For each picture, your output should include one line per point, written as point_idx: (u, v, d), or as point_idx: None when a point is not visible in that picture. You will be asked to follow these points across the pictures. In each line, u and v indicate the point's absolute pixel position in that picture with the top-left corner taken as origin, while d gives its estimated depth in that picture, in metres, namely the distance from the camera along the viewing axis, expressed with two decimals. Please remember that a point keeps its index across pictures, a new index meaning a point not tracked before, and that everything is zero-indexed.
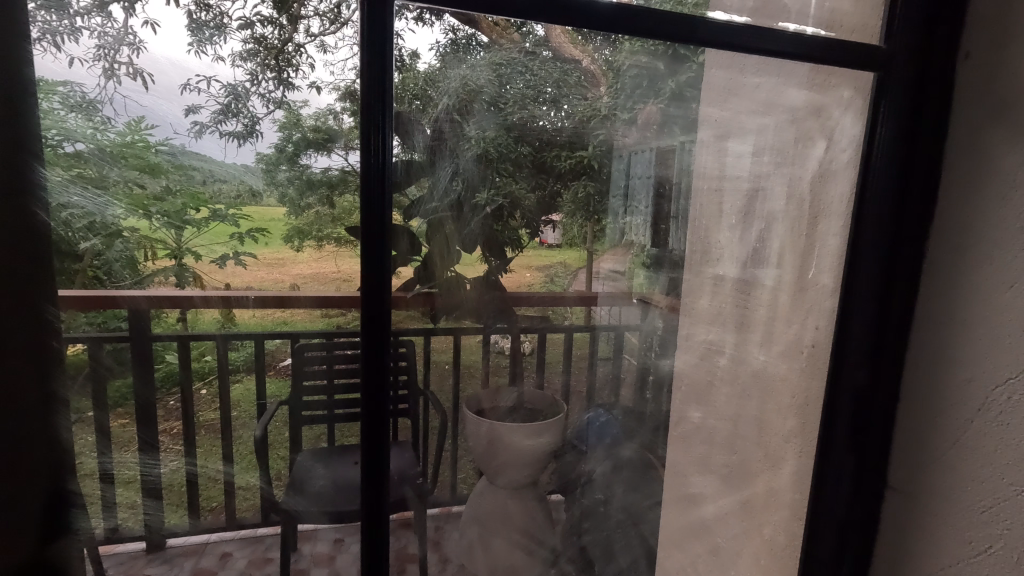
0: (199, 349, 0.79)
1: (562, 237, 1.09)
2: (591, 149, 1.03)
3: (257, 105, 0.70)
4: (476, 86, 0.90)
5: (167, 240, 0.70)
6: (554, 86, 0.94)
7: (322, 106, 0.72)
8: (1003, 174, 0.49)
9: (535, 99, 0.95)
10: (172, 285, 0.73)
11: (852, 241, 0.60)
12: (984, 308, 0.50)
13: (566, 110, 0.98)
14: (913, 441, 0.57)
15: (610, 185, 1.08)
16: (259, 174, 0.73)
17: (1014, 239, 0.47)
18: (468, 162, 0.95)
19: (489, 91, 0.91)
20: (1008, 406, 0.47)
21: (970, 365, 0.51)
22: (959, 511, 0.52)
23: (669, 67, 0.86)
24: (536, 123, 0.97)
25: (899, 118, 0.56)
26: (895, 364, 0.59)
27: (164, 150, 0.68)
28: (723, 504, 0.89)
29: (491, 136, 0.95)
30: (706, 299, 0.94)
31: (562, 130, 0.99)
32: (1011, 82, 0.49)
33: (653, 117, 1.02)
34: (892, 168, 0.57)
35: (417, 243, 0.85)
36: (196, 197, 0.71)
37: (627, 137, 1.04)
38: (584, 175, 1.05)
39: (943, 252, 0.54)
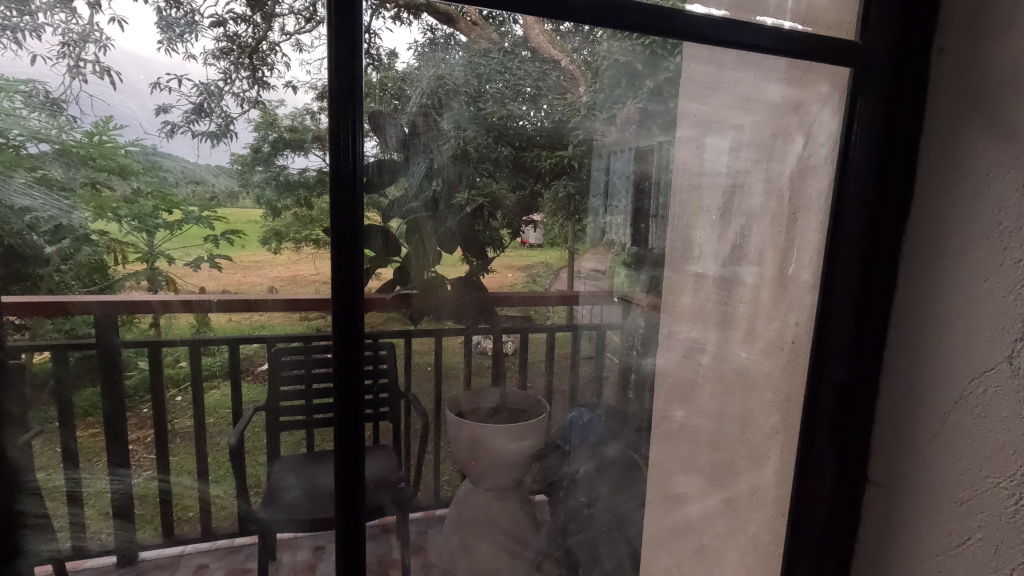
0: (172, 356, 0.78)
1: (544, 237, 1.06)
2: (571, 148, 1.00)
3: (231, 104, 0.68)
4: (459, 83, 0.88)
5: (138, 244, 0.70)
6: (534, 86, 0.93)
7: (298, 105, 0.66)
8: (975, 171, 0.50)
9: (515, 98, 0.94)
10: (145, 290, 0.73)
11: (832, 230, 0.60)
12: (960, 303, 0.51)
13: (546, 109, 0.96)
14: (893, 435, 0.58)
15: (590, 183, 1.04)
16: (234, 174, 0.70)
17: (989, 235, 0.48)
18: (445, 159, 0.92)
19: (472, 90, 0.90)
20: (983, 400, 0.49)
21: (947, 358, 0.52)
22: (939, 505, 0.53)
23: (647, 67, 0.87)
24: (516, 123, 0.95)
25: (874, 114, 0.56)
26: (875, 359, 0.59)
27: (136, 150, 0.67)
28: (707, 503, 0.89)
29: (472, 136, 0.93)
30: (687, 298, 0.95)
31: (542, 130, 0.97)
32: (983, 78, 0.49)
33: (633, 117, 0.99)
34: (870, 162, 0.57)
35: (395, 243, 0.83)
36: (167, 198, 0.70)
37: (607, 135, 1.01)
38: (564, 175, 1.02)
39: (919, 248, 0.55)
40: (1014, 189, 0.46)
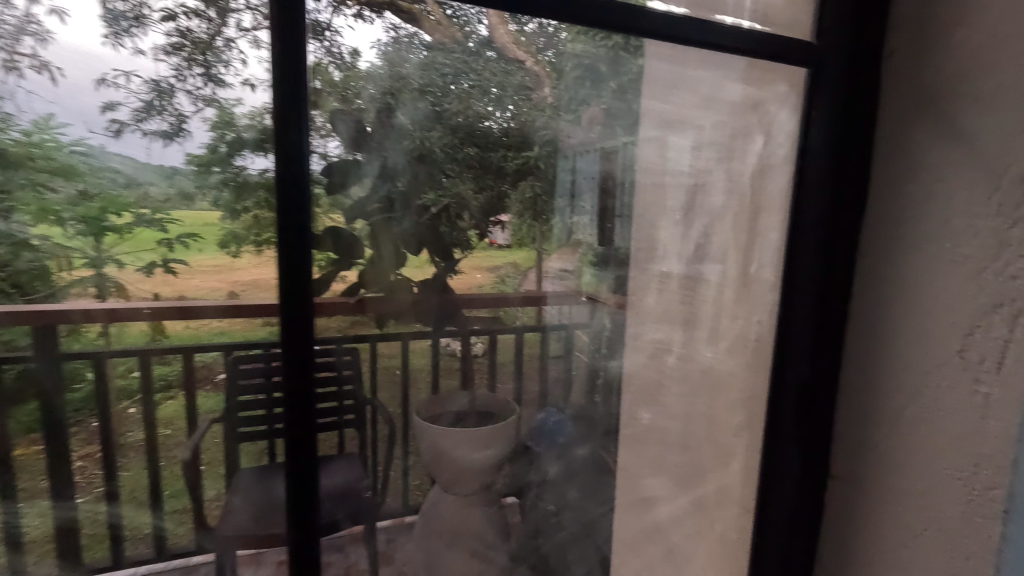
0: (126, 365, 0.75)
1: (512, 237, 1.02)
2: (536, 149, 0.98)
3: (184, 102, 0.64)
4: (426, 81, 0.86)
5: (85, 248, 0.68)
6: (500, 87, 0.92)
7: (258, 105, 0.59)
8: (927, 171, 0.51)
9: (480, 96, 0.92)
10: (93, 295, 0.71)
11: (794, 226, 0.61)
12: (917, 299, 0.52)
13: (511, 111, 0.95)
14: (853, 430, 0.59)
15: (555, 185, 1.01)
16: (190, 174, 0.66)
17: (941, 233, 0.50)
18: (403, 158, 0.89)
19: (438, 87, 0.88)
20: (939, 392, 0.51)
21: (904, 353, 0.54)
22: (900, 498, 0.54)
23: (611, 68, 0.87)
24: (483, 124, 0.94)
25: (831, 114, 0.57)
26: (836, 356, 0.60)
27: (80, 150, 0.63)
28: (676, 506, 0.88)
29: (437, 136, 0.90)
30: (653, 297, 0.92)
31: (507, 131, 0.96)
32: (933, 80, 0.51)
33: (597, 118, 0.96)
34: (829, 159, 0.58)
35: (353, 242, 0.79)
36: (116, 201, 0.66)
37: (572, 136, 0.97)
38: (529, 174, 0.99)
39: (875, 246, 0.56)
40: (966, 188, 0.48)
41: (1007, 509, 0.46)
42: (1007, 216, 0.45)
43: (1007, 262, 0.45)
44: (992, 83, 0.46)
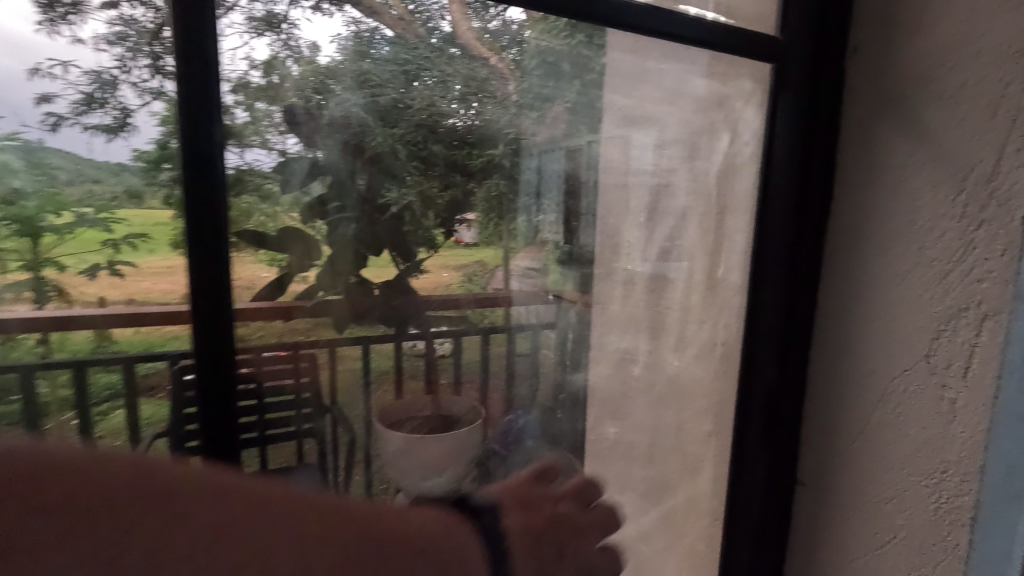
0: (53, 380, 0.56)
1: (479, 236, 0.90)
2: (500, 148, 0.87)
3: (129, 94, 0.50)
4: (381, 75, 0.73)
5: (19, 248, 0.55)
6: (463, 83, 0.80)
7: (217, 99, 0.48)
8: (890, 171, 0.50)
9: (444, 96, 0.80)
10: (30, 303, 0.56)
11: (760, 225, 0.58)
12: (882, 303, 0.51)
13: (476, 109, 0.83)
14: (820, 437, 0.58)
15: (518, 181, 0.89)
16: (138, 172, 0.51)
17: (904, 235, 0.49)
18: (336, 151, 0.74)
19: (399, 83, 0.76)
20: (905, 398, 0.50)
21: (869, 358, 0.52)
22: (866, 504, 0.53)
23: (574, 67, 0.77)
24: (443, 122, 0.82)
25: (796, 111, 0.54)
26: (801, 361, 0.58)
27: (14, 145, 0.50)
28: (643, 521, 0.84)
29: (402, 133, 0.80)
30: (617, 305, 0.92)
31: (469, 129, 0.84)
32: (895, 79, 0.50)
33: (560, 117, 0.86)
34: (796, 156, 0.55)
35: (313, 247, 0.74)
36: (55, 198, 0.54)
37: (537, 134, 0.86)
38: (492, 173, 0.88)
39: (840, 248, 0.55)
40: (931, 188, 0.47)
41: (975, 516, 0.45)
42: (971, 218, 0.45)
43: (972, 265, 0.45)
44: (956, 82, 0.46)
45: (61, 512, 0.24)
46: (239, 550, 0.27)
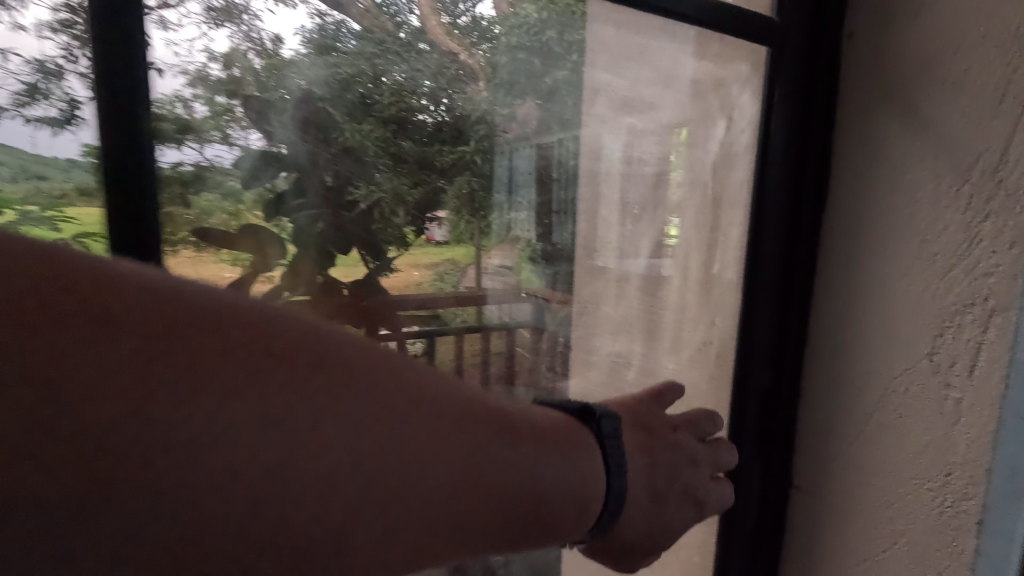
0: None
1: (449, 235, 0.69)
2: (473, 144, 0.69)
3: (76, 86, 0.37)
4: (340, 70, 0.56)
5: None
6: (433, 75, 0.63)
7: (169, 95, 0.41)
8: (888, 162, 0.48)
9: (414, 91, 0.62)
10: None
11: (756, 224, 0.54)
12: (881, 300, 0.49)
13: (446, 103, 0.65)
14: (815, 439, 0.55)
15: (494, 183, 0.72)
16: (89, 175, 0.38)
17: (904, 229, 0.47)
18: (290, 135, 0.54)
19: (362, 84, 0.58)
20: (905, 399, 0.48)
21: (867, 357, 0.50)
22: (864, 509, 0.51)
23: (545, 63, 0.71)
24: (411, 117, 0.63)
25: (791, 100, 0.52)
26: (796, 361, 0.56)
27: None
28: None
29: (369, 130, 0.60)
30: (609, 306, 0.81)
31: (441, 125, 0.65)
32: (892, 66, 0.48)
33: (530, 117, 0.73)
34: (789, 150, 0.53)
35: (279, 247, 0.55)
36: None
37: (509, 131, 0.71)
38: (464, 171, 0.69)
39: (837, 243, 0.52)
40: (933, 179, 0.45)
41: (981, 521, 0.43)
42: (976, 211, 0.43)
43: (976, 261, 0.43)
44: (958, 68, 0.43)
45: (262, 355, 0.23)
46: (412, 409, 0.26)
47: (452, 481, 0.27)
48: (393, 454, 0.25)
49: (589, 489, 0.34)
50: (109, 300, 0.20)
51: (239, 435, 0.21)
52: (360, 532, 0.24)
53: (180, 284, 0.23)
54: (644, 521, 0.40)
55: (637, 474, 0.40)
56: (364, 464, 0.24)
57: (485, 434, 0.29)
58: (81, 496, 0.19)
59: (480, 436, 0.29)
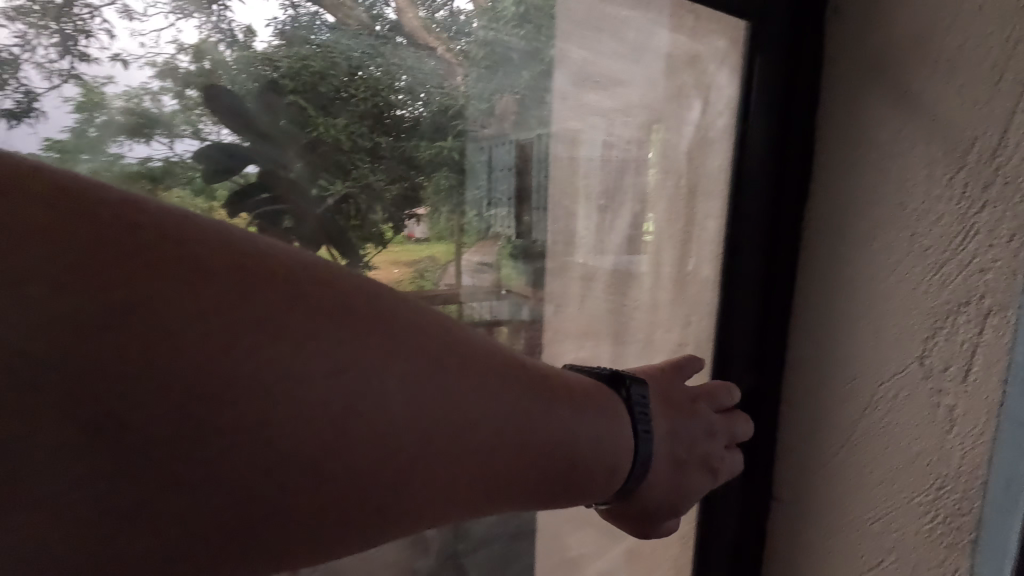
0: None
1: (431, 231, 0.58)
2: (450, 140, 0.58)
3: (34, 76, 0.38)
4: (304, 59, 0.48)
5: None
6: (413, 67, 0.54)
7: (135, 86, 0.41)
8: (877, 149, 0.44)
9: (390, 86, 0.53)
10: None
11: (733, 219, 0.50)
12: (868, 299, 0.45)
13: (426, 98, 0.55)
14: (798, 448, 0.51)
15: (467, 175, 0.60)
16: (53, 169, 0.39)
17: (894, 221, 0.43)
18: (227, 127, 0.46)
19: (328, 78, 0.49)
20: (895, 405, 0.44)
21: (854, 361, 0.46)
22: (850, 523, 0.48)
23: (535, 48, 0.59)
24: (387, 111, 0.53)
25: (772, 81, 0.48)
26: (778, 364, 0.52)
27: None
28: None
29: (338, 125, 0.51)
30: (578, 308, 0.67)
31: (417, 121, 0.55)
32: (881, 44, 0.44)
33: (509, 109, 0.60)
34: (769, 140, 0.49)
35: None
36: None
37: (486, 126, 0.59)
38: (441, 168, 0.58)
39: (821, 238, 0.48)
40: (924, 167, 0.41)
41: (976, 538, 0.40)
42: (971, 201, 0.39)
43: (970, 256, 0.39)
44: (953, 45, 0.40)
45: (321, 300, 0.23)
46: (460, 361, 0.27)
47: (499, 433, 0.28)
48: (447, 404, 0.25)
49: (617, 446, 0.36)
50: (183, 239, 0.21)
51: (300, 375, 0.21)
52: (419, 479, 0.25)
53: (241, 230, 0.24)
54: (667, 486, 0.41)
55: (661, 442, 0.41)
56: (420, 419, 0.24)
57: (525, 389, 0.30)
58: (167, 422, 0.19)
59: (523, 392, 0.29)
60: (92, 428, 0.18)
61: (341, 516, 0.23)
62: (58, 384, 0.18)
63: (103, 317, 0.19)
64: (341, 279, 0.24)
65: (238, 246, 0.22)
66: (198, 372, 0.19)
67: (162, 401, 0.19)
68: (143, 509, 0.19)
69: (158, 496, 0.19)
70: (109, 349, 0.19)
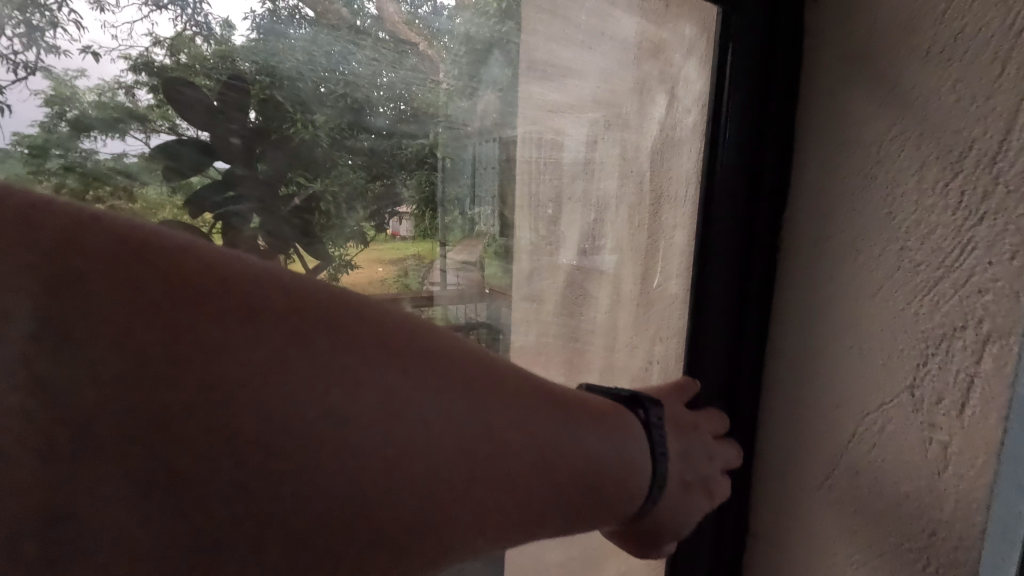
0: None
1: (414, 230, 0.93)
2: (431, 137, 0.90)
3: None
4: (305, 59, 0.82)
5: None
6: (392, 72, 0.85)
7: (107, 79, 0.71)
8: (861, 150, 0.39)
9: (372, 84, 0.85)
10: None
11: (704, 221, 0.47)
12: (852, 318, 0.40)
13: (406, 98, 0.87)
14: (777, 479, 0.47)
15: (449, 172, 0.92)
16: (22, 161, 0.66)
17: (879, 231, 0.38)
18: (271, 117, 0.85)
19: (321, 79, 0.83)
20: (880, 437, 0.39)
21: (837, 386, 0.42)
22: (832, 566, 0.43)
23: (502, 58, 0.87)
24: (372, 111, 0.85)
25: (746, 72, 0.44)
26: (755, 384, 0.48)
27: None
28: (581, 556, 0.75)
29: (322, 122, 0.86)
30: (549, 295, 0.84)
31: (399, 118, 0.87)
32: (866, 30, 0.39)
33: (492, 107, 0.90)
34: (743, 137, 0.45)
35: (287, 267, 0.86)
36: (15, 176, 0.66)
37: (468, 124, 0.91)
38: (427, 167, 0.91)
39: (800, 248, 0.44)
40: (916, 171, 0.36)
41: None
42: (969, 210, 0.34)
43: (967, 273, 0.34)
44: (946, 28, 0.35)
45: (379, 344, 0.27)
46: (485, 390, 0.31)
47: (527, 453, 0.32)
48: (478, 429, 0.30)
49: (636, 464, 0.39)
50: (259, 298, 0.25)
51: (362, 408, 0.26)
52: (463, 494, 0.29)
53: (310, 278, 0.28)
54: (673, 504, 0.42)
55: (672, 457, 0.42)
56: (463, 442, 0.29)
57: (546, 412, 0.34)
58: (274, 452, 0.24)
59: (544, 412, 0.34)
60: (209, 456, 0.23)
61: (414, 526, 0.28)
62: (164, 425, 0.22)
63: (203, 369, 0.23)
64: (388, 321, 0.29)
65: (304, 296, 0.26)
66: (280, 411, 0.24)
67: (255, 434, 0.23)
68: (256, 522, 0.24)
69: (270, 510, 0.24)
70: (208, 397, 0.23)
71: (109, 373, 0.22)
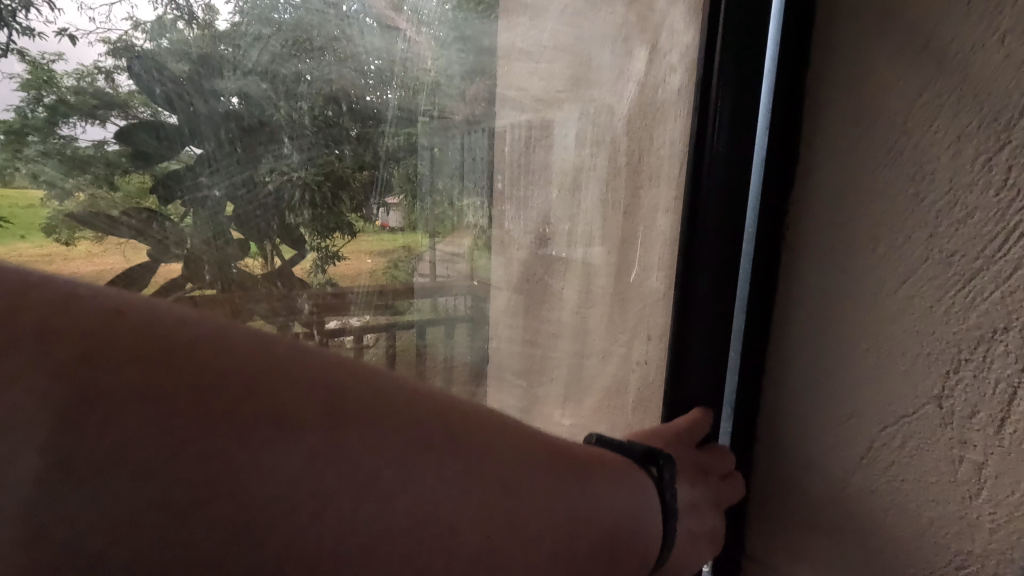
0: None
1: (404, 219, 0.83)
2: (417, 128, 0.82)
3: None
4: (289, 42, 0.72)
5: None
6: (377, 56, 0.76)
7: (87, 63, 0.66)
8: (879, 117, 0.34)
9: (361, 71, 0.75)
10: None
11: (690, 192, 0.44)
12: (873, 318, 0.35)
13: (392, 87, 0.78)
14: (777, 495, 0.42)
15: (437, 168, 0.85)
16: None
17: (901, 214, 0.33)
18: (237, 91, 0.73)
19: (303, 63, 0.73)
20: (902, 456, 0.34)
21: (849, 394, 0.36)
22: None
23: (490, 45, 0.79)
24: (361, 97, 0.76)
25: (740, 22, 0.40)
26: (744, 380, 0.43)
27: None
28: None
29: (305, 104, 0.74)
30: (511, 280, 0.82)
31: (386, 105, 0.78)
32: None
33: (482, 94, 0.82)
34: (736, 106, 0.40)
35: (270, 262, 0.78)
36: None
37: (455, 114, 0.84)
38: (412, 154, 0.82)
39: (807, 232, 0.38)
40: (949, 144, 0.31)
41: None
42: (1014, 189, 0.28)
43: (1013, 264, 0.28)
44: None
45: (402, 421, 0.28)
46: (500, 459, 0.32)
47: (540, 514, 0.33)
48: (494, 502, 0.31)
49: (648, 523, 0.39)
50: (300, 408, 0.25)
51: (384, 484, 0.26)
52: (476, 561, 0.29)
53: (331, 356, 0.29)
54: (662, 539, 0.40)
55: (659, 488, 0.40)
56: (479, 511, 0.30)
57: (559, 473, 0.35)
58: (294, 533, 0.24)
59: (556, 475, 0.35)
60: (233, 543, 0.22)
61: None
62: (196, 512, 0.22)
63: (245, 466, 0.23)
64: (421, 412, 0.29)
65: (342, 397, 0.26)
66: (320, 502, 0.24)
67: (291, 529, 0.23)
68: None
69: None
70: (238, 478, 0.23)
71: (155, 490, 0.21)
